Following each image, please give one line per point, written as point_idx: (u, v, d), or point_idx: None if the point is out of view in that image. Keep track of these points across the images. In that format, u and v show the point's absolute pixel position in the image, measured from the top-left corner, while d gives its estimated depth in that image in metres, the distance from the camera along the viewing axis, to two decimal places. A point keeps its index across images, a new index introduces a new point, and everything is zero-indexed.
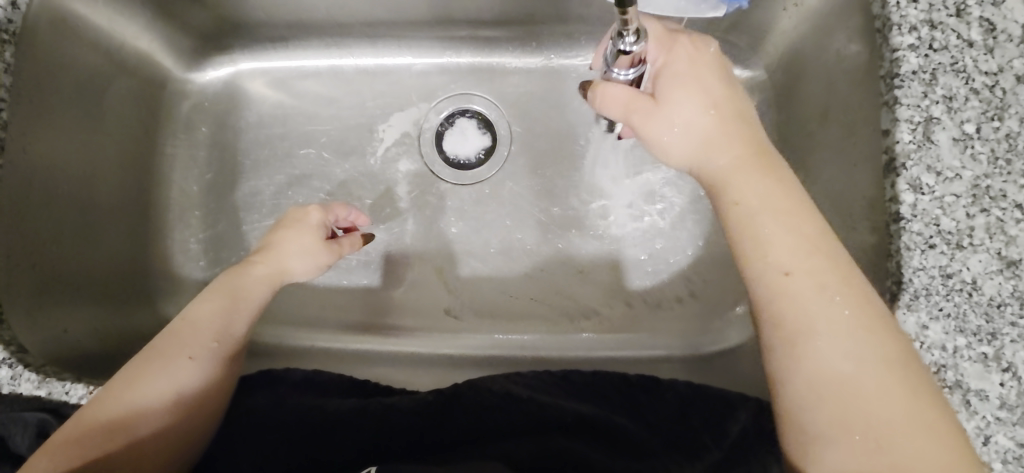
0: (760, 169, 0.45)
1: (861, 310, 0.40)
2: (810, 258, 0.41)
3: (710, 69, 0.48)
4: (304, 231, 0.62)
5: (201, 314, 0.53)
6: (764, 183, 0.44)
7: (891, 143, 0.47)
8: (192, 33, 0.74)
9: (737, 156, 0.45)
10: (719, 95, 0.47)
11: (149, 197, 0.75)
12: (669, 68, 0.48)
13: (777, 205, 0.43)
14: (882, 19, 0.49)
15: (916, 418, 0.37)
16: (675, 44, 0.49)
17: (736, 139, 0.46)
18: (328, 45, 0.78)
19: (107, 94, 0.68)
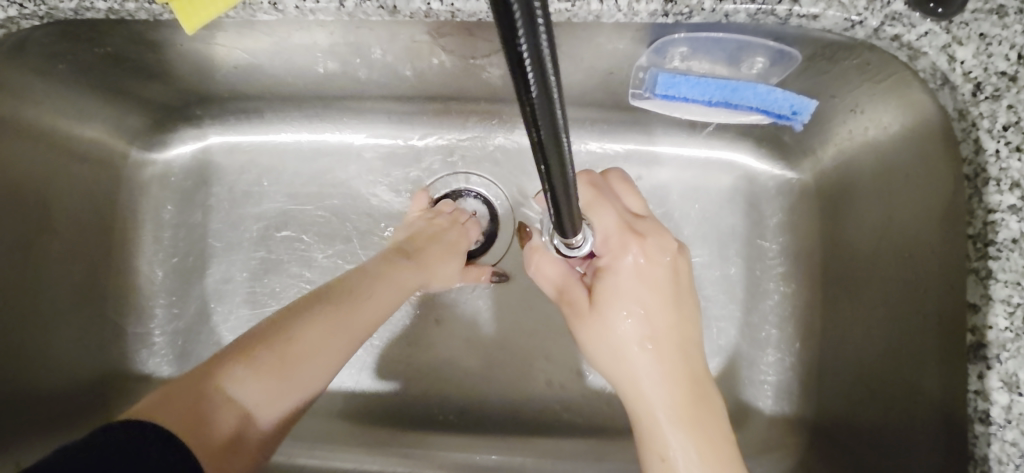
0: (682, 406, 0.41)
1: None
2: None
3: (657, 285, 0.44)
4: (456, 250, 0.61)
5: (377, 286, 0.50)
6: (680, 422, 0.41)
7: (981, 324, 0.39)
8: (152, 107, 0.64)
9: (665, 387, 0.42)
10: (661, 314, 0.43)
11: (105, 290, 0.65)
12: (612, 272, 0.44)
13: (688, 450, 0.40)
14: (974, 165, 0.40)
15: None
16: (625, 248, 0.44)
17: (669, 368, 0.42)
18: (311, 117, 0.69)
19: (57, 183, 0.60)
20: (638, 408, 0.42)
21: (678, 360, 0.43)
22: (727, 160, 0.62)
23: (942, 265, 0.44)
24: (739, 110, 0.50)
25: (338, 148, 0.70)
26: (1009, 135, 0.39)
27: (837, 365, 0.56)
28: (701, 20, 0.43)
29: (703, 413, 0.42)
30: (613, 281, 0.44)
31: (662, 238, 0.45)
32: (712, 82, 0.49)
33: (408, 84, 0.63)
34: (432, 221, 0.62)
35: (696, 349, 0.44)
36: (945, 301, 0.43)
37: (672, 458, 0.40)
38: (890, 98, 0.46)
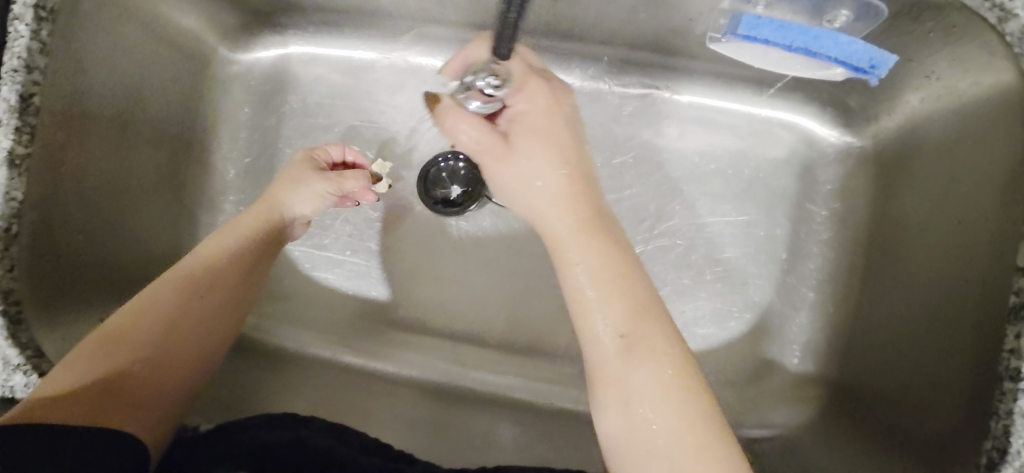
0: (612, 282, 0.44)
1: (690, 393, 0.40)
2: (633, 321, 0.43)
3: (553, 123, 0.49)
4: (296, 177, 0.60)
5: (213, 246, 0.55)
6: (603, 295, 0.44)
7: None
8: (241, 8, 0.68)
9: (594, 265, 0.45)
10: (556, 152, 0.48)
11: (184, 178, 0.69)
12: (521, 112, 0.48)
13: (625, 323, 0.43)
14: None
15: None
16: (536, 92, 0.49)
17: (609, 250, 0.46)
18: (387, 37, 0.71)
19: (152, 67, 0.64)
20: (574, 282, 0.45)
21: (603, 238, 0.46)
22: (789, 121, 0.63)
23: (991, 228, 0.45)
24: (819, 59, 0.47)
25: (409, 71, 0.72)
26: None
27: (870, 330, 0.57)
28: None
29: (625, 288, 0.44)
30: (524, 122, 0.48)
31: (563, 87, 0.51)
32: (796, 26, 0.46)
33: (487, 11, 0.65)
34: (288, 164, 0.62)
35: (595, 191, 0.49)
36: (994, 266, 0.44)
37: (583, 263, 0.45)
38: (971, 64, 0.46)
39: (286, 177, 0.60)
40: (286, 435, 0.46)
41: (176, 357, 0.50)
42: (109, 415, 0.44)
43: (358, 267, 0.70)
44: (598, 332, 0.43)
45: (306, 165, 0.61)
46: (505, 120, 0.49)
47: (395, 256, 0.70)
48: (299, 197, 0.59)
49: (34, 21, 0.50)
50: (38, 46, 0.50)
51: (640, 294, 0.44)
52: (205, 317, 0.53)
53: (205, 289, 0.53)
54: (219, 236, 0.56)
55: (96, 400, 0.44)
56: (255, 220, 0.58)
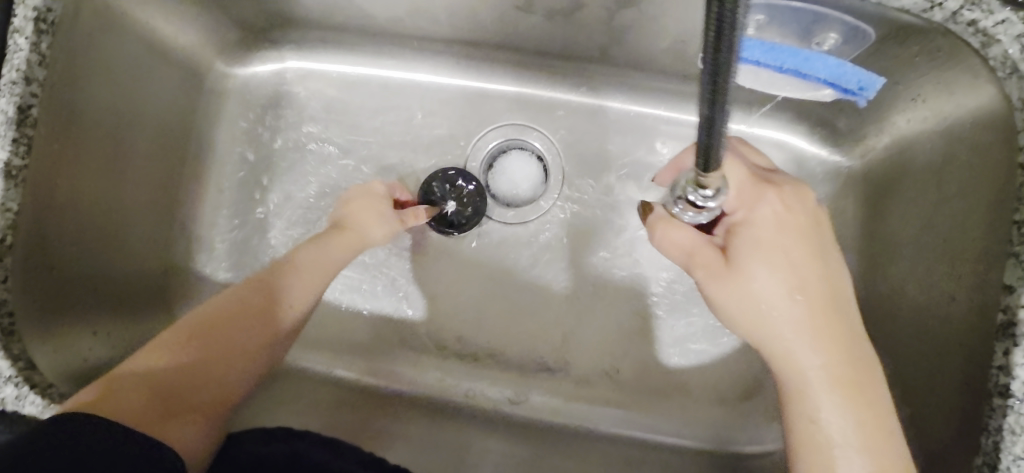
0: (860, 400, 0.41)
1: None
2: None
3: (801, 233, 0.44)
4: (377, 198, 0.60)
5: (317, 248, 0.53)
6: (847, 417, 0.40)
7: (1013, 303, 0.41)
8: (239, 24, 0.68)
9: (800, 369, 0.41)
10: (812, 267, 0.43)
11: (178, 191, 0.69)
12: (746, 225, 0.44)
13: (840, 428, 0.40)
14: None
15: None
16: (763, 200, 0.45)
17: (840, 347, 0.42)
18: (384, 53, 0.72)
19: (149, 82, 0.64)
20: (798, 396, 0.41)
21: (847, 344, 0.42)
22: (779, 140, 0.64)
23: (976, 247, 0.46)
24: (808, 80, 0.49)
25: (405, 87, 0.73)
26: None
27: None
28: None
29: (864, 400, 0.41)
30: (750, 236, 0.44)
31: (800, 190, 0.46)
32: (786, 48, 0.48)
33: (483, 29, 0.66)
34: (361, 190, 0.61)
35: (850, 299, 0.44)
36: (979, 287, 0.45)
37: (822, 418, 0.41)
38: (952, 89, 0.47)
39: (358, 206, 0.59)
40: (282, 450, 0.47)
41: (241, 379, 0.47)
42: (171, 429, 0.42)
43: (352, 281, 0.70)
44: None
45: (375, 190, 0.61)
46: (724, 230, 0.45)
47: (389, 271, 0.70)
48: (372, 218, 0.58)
49: (35, 34, 0.50)
50: (38, 59, 0.51)
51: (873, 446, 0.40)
52: (269, 334, 0.48)
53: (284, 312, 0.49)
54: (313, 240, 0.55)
55: (161, 409, 0.42)
56: (338, 243, 0.55)
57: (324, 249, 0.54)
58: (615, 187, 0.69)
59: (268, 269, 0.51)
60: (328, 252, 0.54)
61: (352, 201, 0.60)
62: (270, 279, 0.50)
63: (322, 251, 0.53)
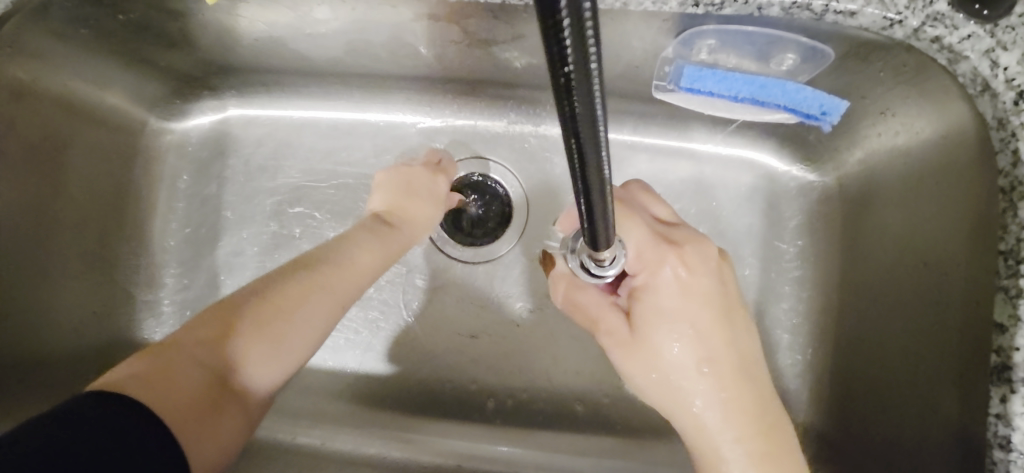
0: (773, 464, 0.40)
1: None
2: None
3: (704, 296, 0.43)
4: (428, 188, 0.59)
5: (371, 241, 0.51)
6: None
7: (1007, 345, 0.37)
8: (172, 76, 0.64)
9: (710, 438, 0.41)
10: (711, 331, 0.42)
11: (116, 256, 0.64)
12: (650, 290, 0.43)
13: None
14: (1012, 178, 0.38)
15: None
16: (664, 264, 0.43)
17: (744, 413, 0.41)
18: (329, 93, 0.68)
19: (75, 147, 0.59)
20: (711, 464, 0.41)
21: (753, 406, 0.41)
22: (750, 159, 0.59)
23: (963, 275, 0.42)
24: (768, 108, 0.49)
25: (355, 127, 0.69)
26: None
27: (851, 379, 0.53)
28: (732, 12, 0.41)
29: (781, 465, 0.40)
30: (653, 302, 0.42)
31: (701, 245, 0.44)
32: (740, 77, 0.47)
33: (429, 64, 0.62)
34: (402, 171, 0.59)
35: (756, 359, 0.43)
36: (970, 320, 0.41)
37: None
38: (922, 106, 0.44)
39: (411, 202, 0.57)
40: None
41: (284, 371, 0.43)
42: (208, 429, 0.39)
43: None
44: None
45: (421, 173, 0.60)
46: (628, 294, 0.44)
47: (351, 323, 0.66)
48: (422, 206, 0.58)
49: None
50: None
51: None
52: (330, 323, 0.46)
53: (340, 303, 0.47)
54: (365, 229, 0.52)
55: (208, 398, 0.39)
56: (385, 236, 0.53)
57: (376, 240, 0.52)
58: None
59: (332, 255, 0.48)
60: (381, 245, 0.52)
61: (398, 191, 0.58)
62: (335, 271, 0.47)
63: (372, 243, 0.51)
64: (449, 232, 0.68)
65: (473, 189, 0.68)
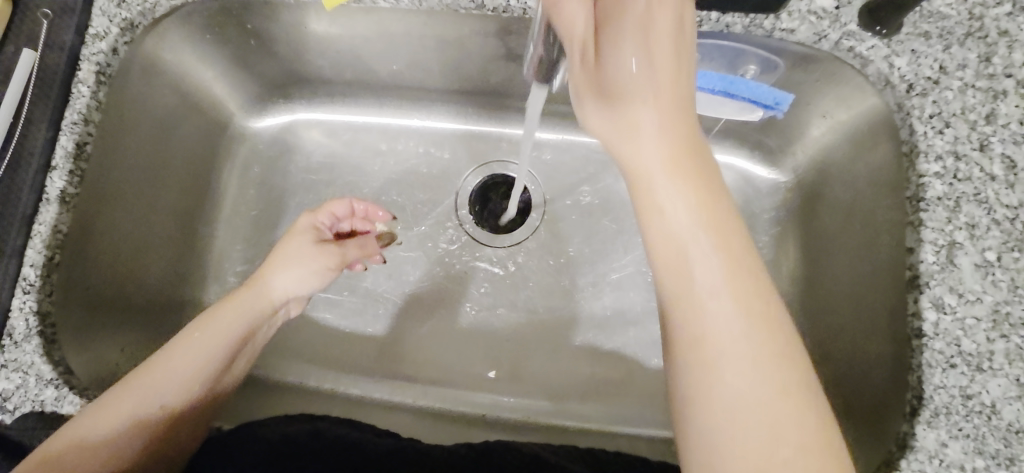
0: (767, 363, 0.38)
1: (759, 368, 0.38)
2: (735, 314, 0.39)
3: (672, 55, 0.41)
4: (300, 255, 0.65)
5: (228, 319, 0.60)
6: (749, 380, 0.38)
7: (915, 261, 0.50)
8: (260, 82, 0.77)
9: (706, 339, 0.39)
10: (675, 110, 0.41)
11: (196, 229, 0.75)
12: (615, 34, 0.41)
13: (747, 403, 0.37)
14: (909, 145, 0.52)
15: (792, 446, 0.36)
16: (644, 15, 0.40)
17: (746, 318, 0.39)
18: (383, 105, 0.81)
19: (180, 131, 0.71)
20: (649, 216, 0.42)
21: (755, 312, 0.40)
22: (728, 162, 0.73)
23: (884, 224, 0.55)
24: (737, 99, 0.61)
25: (402, 131, 0.81)
26: (934, 122, 0.51)
27: (815, 333, 0.64)
28: (709, 30, 0.57)
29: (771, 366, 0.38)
30: (619, 35, 0.41)
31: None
32: (715, 74, 0.60)
33: (471, 80, 0.76)
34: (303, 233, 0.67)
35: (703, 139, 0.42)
36: (891, 256, 0.54)
37: (676, 231, 0.41)
38: (850, 107, 0.59)
39: (281, 255, 0.65)
40: (305, 429, 0.56)
41: (149, 434, 0.54)
42: None
43: (355, 305, 0.76)
44: (692, 319, 0.40)
45: (308, 235, 0.67)
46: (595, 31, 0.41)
47: (390, 296, 0.76)
48: (299, 275, 0.65)
49: (95, 84, 0.59)
50: (96, 104, 0.59)
51: (733, 274, 0.40)
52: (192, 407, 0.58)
53: (192, 370, 0.57)
54: (224, 308, 0.61)
55: None
56: (237, 314, 0.61)
57: (238, 318, 0.61)
58: (591, 212, 0.78)
59: (176, 346, 0.57)
60: (239, 322, 0.61)
61: (286, 258, 0.65)
62: (195, 358, 0.57)
63: (232, 323, 0.60)
64: (477, 221, 0.79)
65: (495, 188, 0.81)
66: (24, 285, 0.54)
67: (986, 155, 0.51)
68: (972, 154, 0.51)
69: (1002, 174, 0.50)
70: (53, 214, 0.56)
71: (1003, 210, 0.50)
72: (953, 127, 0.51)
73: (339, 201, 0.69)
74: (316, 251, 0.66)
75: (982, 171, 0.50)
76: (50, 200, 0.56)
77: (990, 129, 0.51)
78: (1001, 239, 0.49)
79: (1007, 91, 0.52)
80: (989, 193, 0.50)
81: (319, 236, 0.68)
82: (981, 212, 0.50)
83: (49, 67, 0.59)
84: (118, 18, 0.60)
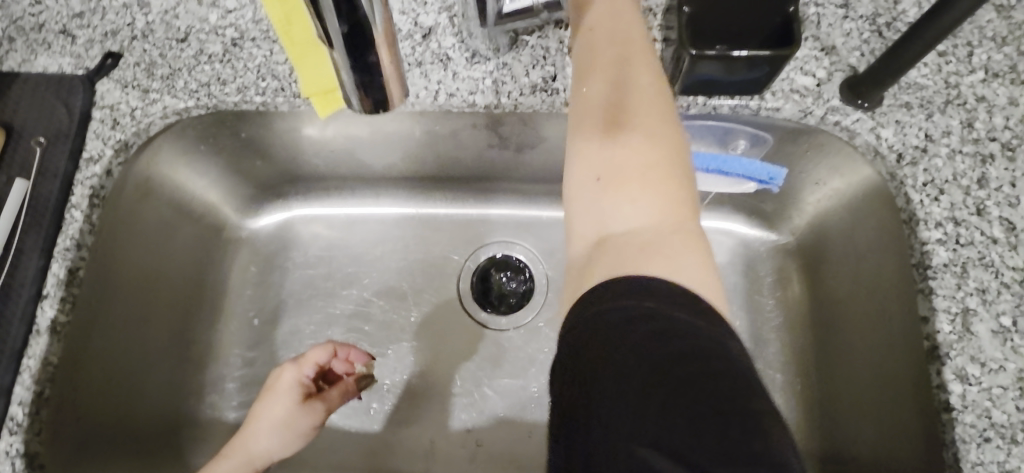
0: (664, 231, 0.42)
1: (649, 193, 0.44)
2: (634, 159, 0.45)
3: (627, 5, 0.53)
4: (277, 417, 0.62)
5: None
6: (649, 207, 0.43)
7: (931, 331, 0.49)
8: (253, 181, 0.76)
9: (608, 176, 0.45)
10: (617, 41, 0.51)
11: (191, 335, 0.72)
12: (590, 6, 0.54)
13: (634, 230, 0.42)
14: (907, 212, 0.53)
15: (660, 239, 0.42)
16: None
17: (648, 181, 0.44)
18: (377, 194, 0.80)
19: (172, 241, 0.70)
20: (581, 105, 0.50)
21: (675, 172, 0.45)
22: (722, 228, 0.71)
23: (890, 289, 0.55)
24: (731, 176, 0.62)
25: (397, 218, 0.80)
26: (928, 189, 0.52)
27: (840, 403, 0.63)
28: (696, 111, 0.58)
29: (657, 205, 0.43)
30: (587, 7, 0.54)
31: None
32: (705, 154, 0.61)
33: (466, 166, 0.76)
34: (280, 391, 0.63)
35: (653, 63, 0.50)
36: (904, 323, 0.53)
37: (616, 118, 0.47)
38: (842, 175, 0.60)
39: (262, 415, 0.62)
40: None
41: None
42: None
43: (357, 404, 0.74)
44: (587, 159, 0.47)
45: (289, 395, 0.63)
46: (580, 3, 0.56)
47: (396, 392, 0.74)
48: (278, 439, 0.61)
49: (88, 207, 0.58)
50: (88, 227, 0.58)
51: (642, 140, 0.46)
52: None
53: None
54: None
55: None
56: None
57: None
58: None
59: None
60: None
61: (260, 421, 0.61)
62: None
63: None
64: (480, 303, 0.78)
65: (496, 266, 0.79)
66: (11, 426, 0.52)
67: (983, 218, 0.51)
68: (972, 219, 0.51)
69: (1003, 237, 0.51)
70: (43, 346, 0.54)
71: (1009, 272, 0.50)
72: (948, 193, 0.52)
73: (321, 351, 0.63)
74: (299, 409, 0.63)
75: (983, 235, 0.51)
76: (40, 331, 0.55)
77: (984, 192, 0.52)
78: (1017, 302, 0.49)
79: (994, 155, 0.53)
80: (993, 255, 0.50)
81: (304, 393, 0.64)
82: (990, 277, 0.50)
83: (43, 194, 0.59)
84: (112, 140, 0.60)
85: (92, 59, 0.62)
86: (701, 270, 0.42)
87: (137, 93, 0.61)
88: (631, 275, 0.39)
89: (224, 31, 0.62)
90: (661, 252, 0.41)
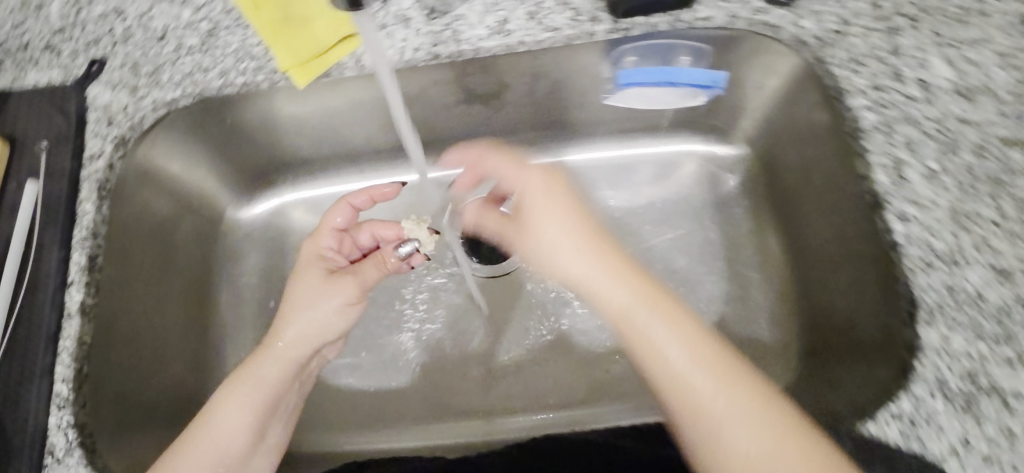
0: (694, 355, 0.44)
1: (674, 341, 0.45)
2: (626, 303, 0.47)
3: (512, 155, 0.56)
4: (314, 289, 0.64)
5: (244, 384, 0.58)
6: (682, 341, 0.45)
7: (871, 184, 0.55)
8: (244, 172, 0.81)
9: (616, 310, 0.47)
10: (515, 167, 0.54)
11: (204, 318, 0.76)
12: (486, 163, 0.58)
13: (662, 366, 0.45)
14: (835, 88, 0.59)
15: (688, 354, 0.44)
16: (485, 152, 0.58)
17: (633, 302, 0.47)
18: (361, 169, 0.85)
19: (176, 233, 0.75)
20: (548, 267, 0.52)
21: (715, 347, 0.45)
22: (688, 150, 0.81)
23: (835, 163, 0.61)
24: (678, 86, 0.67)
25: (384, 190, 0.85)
26: (850, 64, 0.59)
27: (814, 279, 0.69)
28: (641, 33, 0.64)
29: (746, 377, 0.44)
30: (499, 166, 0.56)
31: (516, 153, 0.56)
32: (651, 68, 0.66)
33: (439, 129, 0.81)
34: (310, 264, 0.67)
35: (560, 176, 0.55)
36: (849, 189, 0.59)
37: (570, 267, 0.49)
38: (777, 72, 0.66)
39: (299, 290, 0.64)
40: None
41: None
42: None
43: (372, 362, 0.78)
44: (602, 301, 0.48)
45: (319, 268, 0.66)
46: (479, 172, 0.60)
47: (406, 347, 0.78)
48: (321, 313, 0.63)
49: (98, 199, 0.63)
50: (101, 218, 0.63)
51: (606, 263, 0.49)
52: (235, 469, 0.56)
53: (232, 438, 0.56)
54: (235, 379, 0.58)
55: None
56: (254, 384, 0.58)
57: (254, 381, 0.59)
58: None
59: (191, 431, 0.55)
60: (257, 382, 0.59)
61: (300, 298, 0.63)
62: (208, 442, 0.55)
63: (247, 394, 0.58)
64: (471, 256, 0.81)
65: None
66: (59, 401, 0.56)
67: (900, 81, 0.58)
68: (892, 84, 0.58)
69: (920, 95, 0.57)
70: (76, 328, 0.58)
71: (930, 123, 0.56)
72: (866, 65, 0.59)
73: (336, 212, 0.70)
74: (325, 286, 0.64)
75: (903, 96, 0.57)
76: (71, 314, 0.59)
77: (898, 60, 0.59)
78: (942, 146, 0.55)
79: (902, 28, 0.60)
80: (914, 111, 0.57)
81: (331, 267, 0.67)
82: (914, 130, 0.56)
83: (53, 193, 0.63)
84: (110, 136, 0.65)
85: (79, 67, 0.67)
86: (720, 366, 0.44)
87: (126, 91, 0.66)
88: (696, 415, 0.43)
89: (198, 25, 0.67)
90: (700, 378, 0.44)
